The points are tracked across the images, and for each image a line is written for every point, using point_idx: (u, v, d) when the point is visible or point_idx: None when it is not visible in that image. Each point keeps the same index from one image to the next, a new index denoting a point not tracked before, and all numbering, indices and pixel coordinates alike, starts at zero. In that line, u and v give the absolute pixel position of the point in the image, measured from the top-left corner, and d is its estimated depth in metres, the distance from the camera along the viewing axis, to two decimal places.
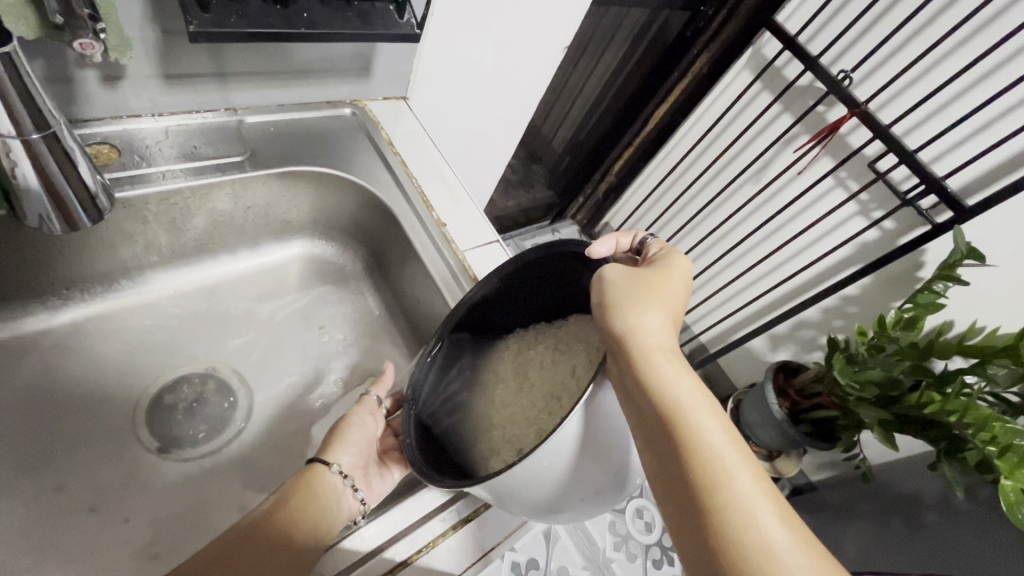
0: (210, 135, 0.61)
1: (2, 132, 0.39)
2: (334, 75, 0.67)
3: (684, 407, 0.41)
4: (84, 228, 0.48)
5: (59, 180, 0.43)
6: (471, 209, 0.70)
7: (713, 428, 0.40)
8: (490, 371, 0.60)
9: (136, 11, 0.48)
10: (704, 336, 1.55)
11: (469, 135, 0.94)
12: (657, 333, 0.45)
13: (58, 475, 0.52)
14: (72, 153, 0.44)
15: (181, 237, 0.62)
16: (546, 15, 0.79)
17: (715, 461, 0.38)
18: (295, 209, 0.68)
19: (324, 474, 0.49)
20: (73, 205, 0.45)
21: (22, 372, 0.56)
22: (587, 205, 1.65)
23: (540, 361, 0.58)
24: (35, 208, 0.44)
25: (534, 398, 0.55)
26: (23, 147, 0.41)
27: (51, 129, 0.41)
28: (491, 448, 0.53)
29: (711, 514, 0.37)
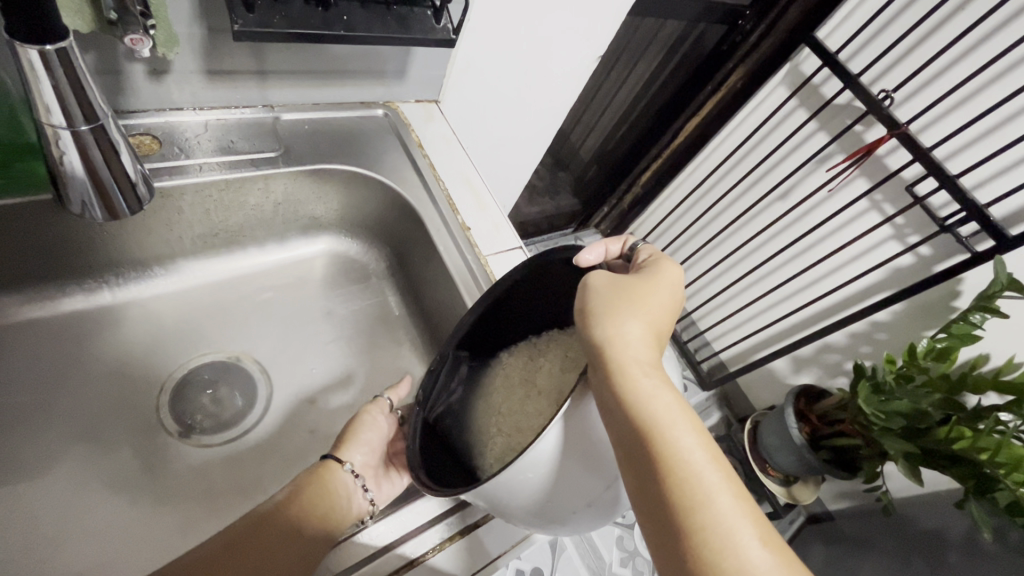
0: (247, 130, 0.62)
1: (54, 122, 0.41)
2: (370, 76, 0.68)
3: (662, 423, 0.40)
4: (123, 216, 0.49)
5: (102, 169, 0.45)
6: (495, 215, 0.70)
7: (690, 446, 0.39)
8: (498, 375, 0.60)
9: (184, 10, 0.50)
10: (724, 354, 1.53)
11: (499, 140, 0.94)
12: (637, 345, 0.44)
13: (84, 452, 0.54)
14: (117, 145, 0.45)
15: (213, 227, 0.64)
16: (582, 22, 0.79)
17: (693, 482, 0.37)
18: (324, 206, 0.70)
19: (336, 474, 0.51)
20: (115, 194, 0.47)
21: (57, 349, 0.58)
22: (611, 215, 1.65)
23: (550, 369, 0.57)
24: (78, 194, 0.46)
25: (541, 406, 0.54)
26: (71, 137, 0.42)
27: (99, 122, 0.43)
28: (492, 457, 0.52)
29: (689, 536, 0.36)
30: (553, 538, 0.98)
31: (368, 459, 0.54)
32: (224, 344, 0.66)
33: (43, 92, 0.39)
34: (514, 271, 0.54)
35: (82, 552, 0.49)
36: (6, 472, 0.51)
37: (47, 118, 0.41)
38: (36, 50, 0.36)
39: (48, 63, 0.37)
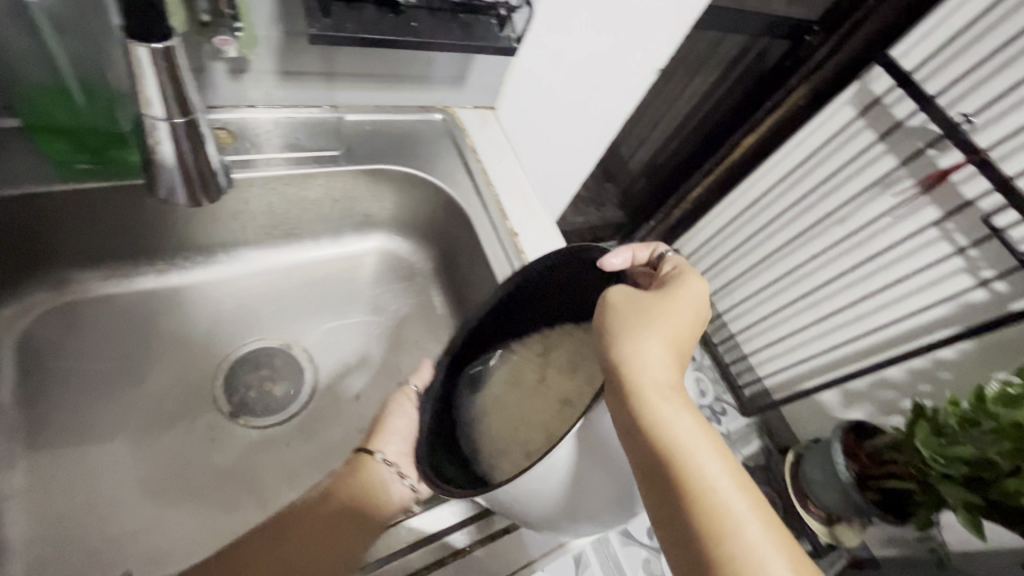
0: (313, 128, 0.65)
1: (155, 114, 0.44)
2: (432, 81, 0.70)
3: (684, 448, 0.39)
4: (203, 205, 0.52)
5: (190, 157, 0.48)
6: (544, 222, 0.70)
7: (716, 469, 0.38)
8: (509, 369, 0.56)
9: (267, 13, 0.53)
10: (769, 381, 1.49)
11: (552, 149, 0.95)
12: (656, 364, 0.42)
13: (143, 424, 0.57)
14: (205, 139, 0.48)
15: (275, 220, 0.67)
16: (641, 34, 0.79)
17: (719, 510, 0.36)
18: (378, 205, 0.72)
19: (369, 467, 0.51)
20: (200, 185, 0.50)
21: (127, 326, 0.62)
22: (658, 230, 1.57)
23: (574, 370, 0.54)
24: (167, 182, 0.49)
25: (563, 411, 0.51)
26: (167, 127, 0.45)
27: (193, 116, 0.46)
28: (505, 456, 0.50)
29: (716, 567, 0.35)
30: (578, 554, 0.96)
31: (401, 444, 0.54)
32: (276, 331, 0.69)
33: (147, 88, 0.42)
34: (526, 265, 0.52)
35: (134, 520, 0.52)
36: (76, 436, 0.55)
37: (149, 112, 0.44)
38: (151, 48, 0.40)
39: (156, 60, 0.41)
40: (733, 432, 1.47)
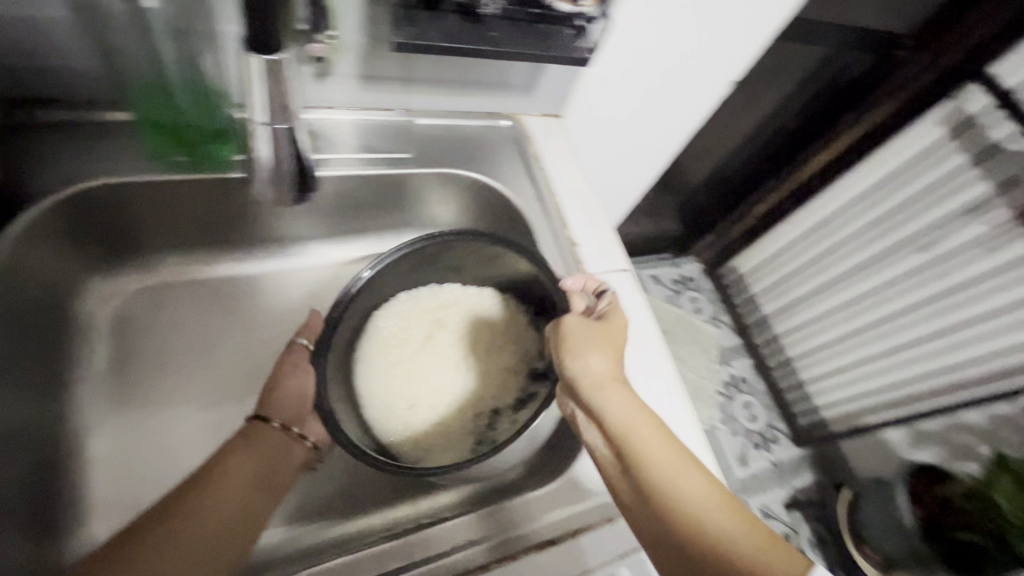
0: (387, 131, 0.67)
1: (260, 120, 0.47)
2: (503, 88, 0.71)
3: (632, 432, 0.47)
4: (290, 200, 0.56)
5: (282, 158, 0.51)
6: (606, 234, 0.70)
7: (657, 448, 0.46)
8: (395, 324, 0.62)
9: (353, 20, 0.56)
10: (828, 412, 1.42)
11: (616, 159, 0.93)
12: (602, 366, 0.50)
13: (212, 404, 0.61)
14: (293, 139, 0.51)
15: (345, 218, 0.70)
16: (717, 46, 0.77)
17: (666, 475, 0.44)
18: (443, 209, 0.73)
19: (263, 432, 0.48)
20: (291, 182, 0.54)
21: (200, 308, 0.65)
22: (715, 244, 1.59)
23: (473, 345, 0.62)
24: (258, 176, 0.52)
25: (466, 384, 0.60)
26: (267, 133, 0.48)
27: (288, 125, 0.49)
28: (402, 415, 0.57)
29: (673, 519, 0.43)
30: None
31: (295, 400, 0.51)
32: None
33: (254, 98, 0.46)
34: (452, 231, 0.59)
35: None
36: (155, 412, 0.59)
37: (252, 118, 0.47)
38: (262, 59, 0.43)
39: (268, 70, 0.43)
40: (783, 462, 1.45)
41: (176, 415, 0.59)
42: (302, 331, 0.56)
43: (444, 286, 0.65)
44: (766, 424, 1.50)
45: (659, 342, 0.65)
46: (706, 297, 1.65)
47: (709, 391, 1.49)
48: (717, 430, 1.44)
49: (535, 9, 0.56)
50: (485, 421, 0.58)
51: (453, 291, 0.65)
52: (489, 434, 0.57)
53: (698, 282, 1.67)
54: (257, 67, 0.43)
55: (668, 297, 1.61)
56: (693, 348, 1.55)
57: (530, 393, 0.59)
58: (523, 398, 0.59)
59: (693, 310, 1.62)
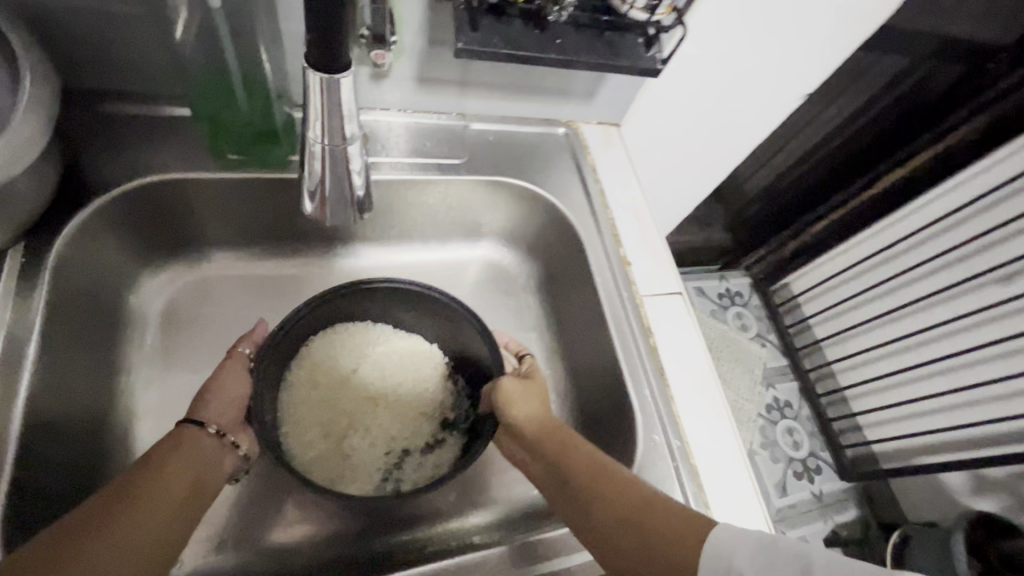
0: (439, 135, 0.66)
1: (309, 136, 0.40)
2: (561, 94, 0.68)
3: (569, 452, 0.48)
4: (342, 219, 0.47)
5: (336, 185, 0.44)
6: (660, 255, 0.67)
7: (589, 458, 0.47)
8: (328, 354, 0.60)
9: (416, 22, 0.54)
10: (878, 446, 1.33)
11: (670, 172, 0.89)
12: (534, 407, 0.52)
13: None
14: (351, 160, 0.43)
15: (390, 221, 0.68)
16: (793, 58, 0.72)
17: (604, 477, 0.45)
18: (491, 216, 0.71)
19: (194, 439, 0.46)
20: (343, 202, 0.45)
21: (239, 304, 0.65)
22: (766, 259, 1.49)
23: (398, 385, 0.61)
24: (307, 188, 0.44)
25: (384, 423, 0.59)
26: (320, 151, 0.41)
27: (342, 146, 0.41)
28: (317, 449, 0.57)
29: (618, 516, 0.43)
30: None
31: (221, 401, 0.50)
32: None
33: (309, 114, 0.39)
34: (416, 282, 0.59)
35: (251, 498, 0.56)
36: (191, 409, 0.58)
37: (307, 136, 0.41)
38: (321, 78, 0.36)
39: (329, 90, 0.36)
40: (825, 495, 1.34)
41: None
42: (243, 339, 0.55)
43: (378, 322, 0.63)
44: (809, 452, 1.38)
45: (711, 373, 0.61)
46: (753, 313, 1.54)
47: (751, 414, 1.38)
48: (756, 455, 1.33)
49: (606, 17, 0.54)
50: (394, 460, 0.59)
51: (385, 331, 0.63)
52: (396, 475, 0.58)
53: (745, 297, 1.56)
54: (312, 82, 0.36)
55: (712, 312, 1.50)
56: (735, 367, 1.43)
57: (438, 440, 0.60)
58: (432, 443, 0.60)
59: (738, 327, 1.51)
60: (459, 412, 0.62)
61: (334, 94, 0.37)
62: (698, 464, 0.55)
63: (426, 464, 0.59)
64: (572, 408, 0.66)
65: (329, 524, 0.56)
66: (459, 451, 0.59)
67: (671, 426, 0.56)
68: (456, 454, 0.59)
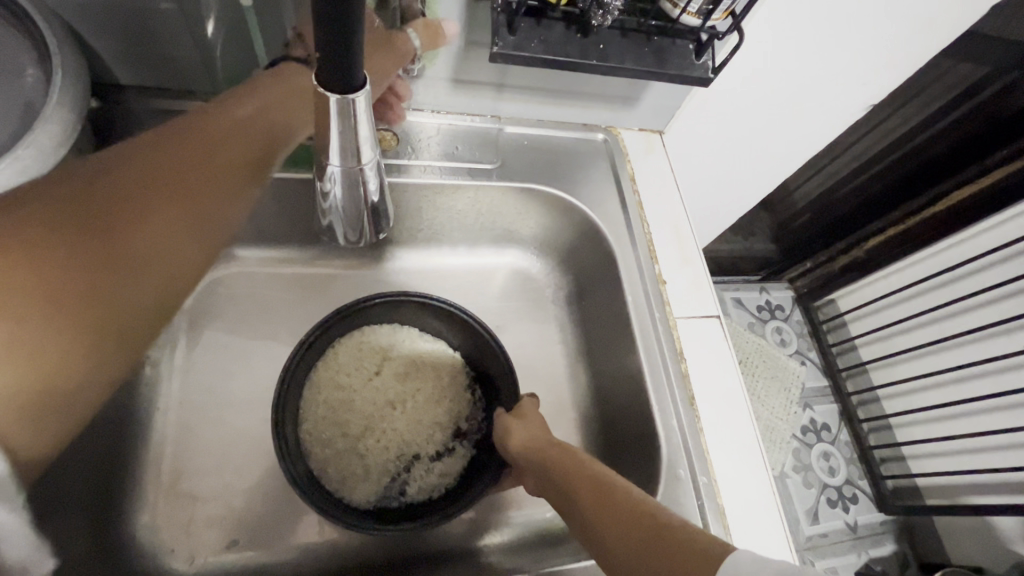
0: (472, 138, 0.64)
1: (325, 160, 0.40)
2: (601, 99, 0.64)
3: (567, 475, 0.45)
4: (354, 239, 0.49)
5: (350, 201, 0.44)
6: (699, 274, 0.63)
7: (582, 469, 0.45)
8: (353, 354, 0.59)
9: (452, 22, 0.52)
10: (922, 480, 1.25)
11: (715, 180, 0.83)
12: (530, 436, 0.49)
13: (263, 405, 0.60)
14: (369, 176, 0.43)
15: (417, 224, 0.67)
16: (859, 67, 0.66)
17: (594, 481, 0.43)
18: (522, 222, 0.69)
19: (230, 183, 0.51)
20: (359, 220, 0.47)
21: (265, 302, 0.65)
22: (812, 272, 1.41)
23: (417, 390, 0.60)
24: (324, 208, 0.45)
25: (400, 427, 0.58)
26: (337, 173, 0.41)
27: (358, 167, 0.41)
28: (333, 448, 0.55)
29: (611, 509, 0.41)
30: None
31: (236, 188, 0.52)
32: None
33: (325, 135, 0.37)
34: (446, 298, 0.58)
35: (261, 502, 0.56)
36: (211, 405, 0.59)
37: (322, 158, 0.40)
38: (335, 100, 0.33)
39: (342, 111, 0.34)
40: (860, 527, 1.26)
41: (231, 411, 0.59)
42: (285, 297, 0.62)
43: (405, 325, 0.62)
44: (845, 479, 1.30)
45: (745, 403, 0.57)
46: (794, 329, 1.46)
47: (785, 435, 1.32)
48: (787, 479, 1.27)
49: (654, 22, 0.51)
50: (404, 465, 0.57)
51: (410, 333, 0.62)
52: (403, 479, 0.57)
53: (787, 311, 1.48)
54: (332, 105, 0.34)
55: (749, 325, 1.43)
56: (771, 385, 1.36)
57: (448, 448, 0.59)
58: (441, 451, 0.58)
59: (776, 343, 1.43)
60: (473, 425, 0.60)
61: (349, 113, 0.34)
62: (726, 503, 0.52)
63: (433, 472, 0.57)
64: (594, 428, 0.64)
65: (342, 532, 0.56)
66: (466, 463, 0.58)
67: (699, 460, 0.53)
68: (463, 467, 0.58)
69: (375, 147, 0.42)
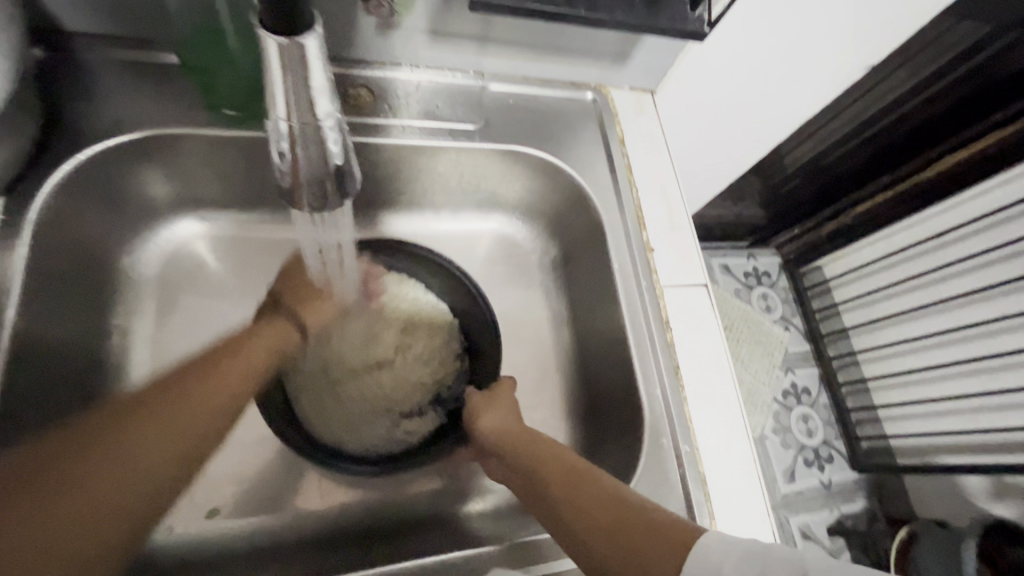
0: (454, 96, 0.60)
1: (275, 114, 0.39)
2: (590, 54, 0.61)
3: (540, 466, 0.45)
4: (323, 208, 0.46)
5: (309, 163, 0.42)
6: (687, 241, 0.61)
7: (553, 459, 0.45)
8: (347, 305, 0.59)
9: None
10: (895, 441, 1.29)
11: (706, 143, 0.81)
12: (503, 423, 0.49)
13: None
14: (327, 135, 0.41)
15: (397, 187, 0.64)
16: (860, 24, 0.63)
17: (565, 471, 0.43)
18: (506, 186, 0.66)
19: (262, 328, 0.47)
20: (322, 185, 0.44)
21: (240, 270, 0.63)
22: (799, 238, 1.41)
23: (411, 347, 0.60)
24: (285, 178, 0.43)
25: (384, 381, 0.58)
26: (288, 128, 0.40)
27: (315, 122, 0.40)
28: (315, 394, 0.56)
29: (584, 495, 0.41)
30: None
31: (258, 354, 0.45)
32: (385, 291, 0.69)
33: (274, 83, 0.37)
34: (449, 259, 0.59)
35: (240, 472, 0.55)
36: None
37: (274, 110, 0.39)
38: (278, 43, 0.33)
39: (288, 57, 0.34)
40: (834, 484, 1.30)
41: None
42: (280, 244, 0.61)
43: (409, 279, 0.62)
44: (822, 440, 1.34)
45: (729, 371, 0.57)
46: (779, 295, 1.46)
47: (766, 398, 1.34)
48: (766, 440, 1.31)
49: None
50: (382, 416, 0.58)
51: (408, 287, 0.62)
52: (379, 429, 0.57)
53: (773, 277, 1.48)
54: (270, 52, 0.34)
55: (736, 291, 1.44)
56: (754, 350, 1.38)
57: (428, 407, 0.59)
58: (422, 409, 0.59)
59: (761, 309, 1.44)
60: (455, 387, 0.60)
61: (293, 59, 0.34)
62: (707, 469, 0.52)
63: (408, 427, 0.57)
64: (578, 395, 0.64)
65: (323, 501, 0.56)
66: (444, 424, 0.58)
67: (681, 428, 0.53)
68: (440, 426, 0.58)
69: (333, 104, 0.41)
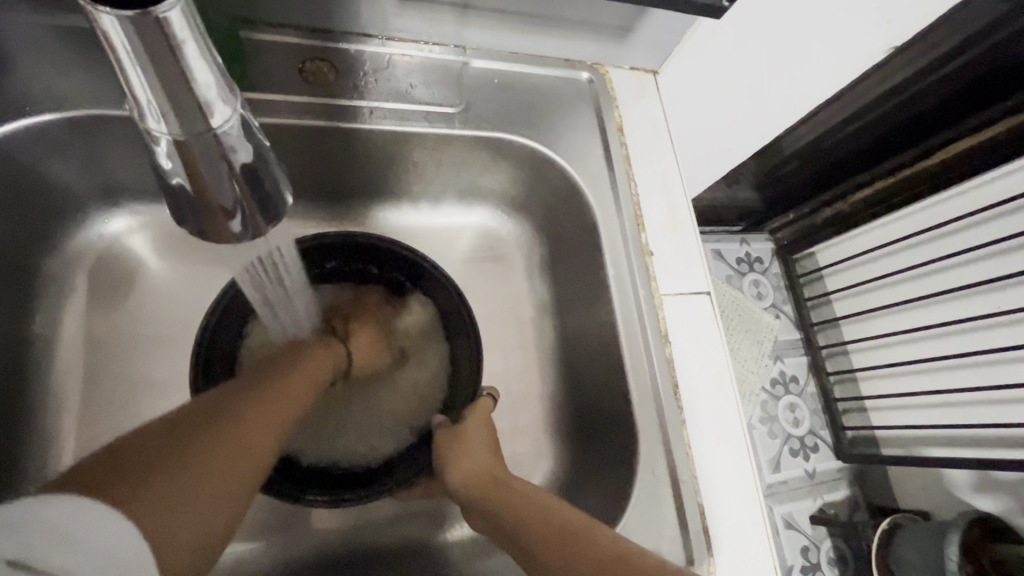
0: (431, 74, 0.52)
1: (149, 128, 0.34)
2: (587, 27, 0.53)
3: (521, 513, 0.40)
4: (241, 235, 0.41)
5: (211, 178, 0.37)
6: (690, 242, 0.55)
7: (535, 505, 0.41)
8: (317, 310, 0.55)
9: None
10: (882, 433, 1.28)
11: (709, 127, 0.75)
12: (480, 463, 0.46)
13: None
14: (227, 145, 0.36)
15: (366, 174, 0.57)
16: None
17: (548, 517, 0.39)
18: (488, 175, 0.59)
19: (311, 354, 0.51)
20: (228, 203, 0.39)
21: None
22: (795, 224, 1.36)
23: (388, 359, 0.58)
24: (184, 201, 0.38)
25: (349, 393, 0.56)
26: (171, 145, 0.35)
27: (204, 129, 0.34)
28: None
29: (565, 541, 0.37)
30: None
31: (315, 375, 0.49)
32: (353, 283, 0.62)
33: (130, 85, 0.31)
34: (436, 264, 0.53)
35: None
36: None
37: (145, 121, 0.33)
38: (111, 17, 0.27)
39: (139, 36, 0.28)
40: (817, 474, 1.30)
41: None
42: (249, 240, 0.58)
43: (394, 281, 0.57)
44: (808, 430, 1.32)
45: (729, 388, 0.52)
46: (771, 282, 1.42)
47: (754, 387, 1.32)
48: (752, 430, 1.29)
49: None
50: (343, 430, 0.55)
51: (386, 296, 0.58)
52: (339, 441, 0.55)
53: (766, 264, 1.43)
54: (112, 37, 0.28)
55: (728, 278, 1.39)
56: (744, 338, 1.35)
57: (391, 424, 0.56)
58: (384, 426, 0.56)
59: (752, 296, 1.39)
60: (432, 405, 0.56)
61: (150, 37, 0.28)
62: (701, 494, 0.48)
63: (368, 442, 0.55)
64: (564, 406, 0.58)
65: None
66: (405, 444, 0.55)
67: (674, 451, 0.48)
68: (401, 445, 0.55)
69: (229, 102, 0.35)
